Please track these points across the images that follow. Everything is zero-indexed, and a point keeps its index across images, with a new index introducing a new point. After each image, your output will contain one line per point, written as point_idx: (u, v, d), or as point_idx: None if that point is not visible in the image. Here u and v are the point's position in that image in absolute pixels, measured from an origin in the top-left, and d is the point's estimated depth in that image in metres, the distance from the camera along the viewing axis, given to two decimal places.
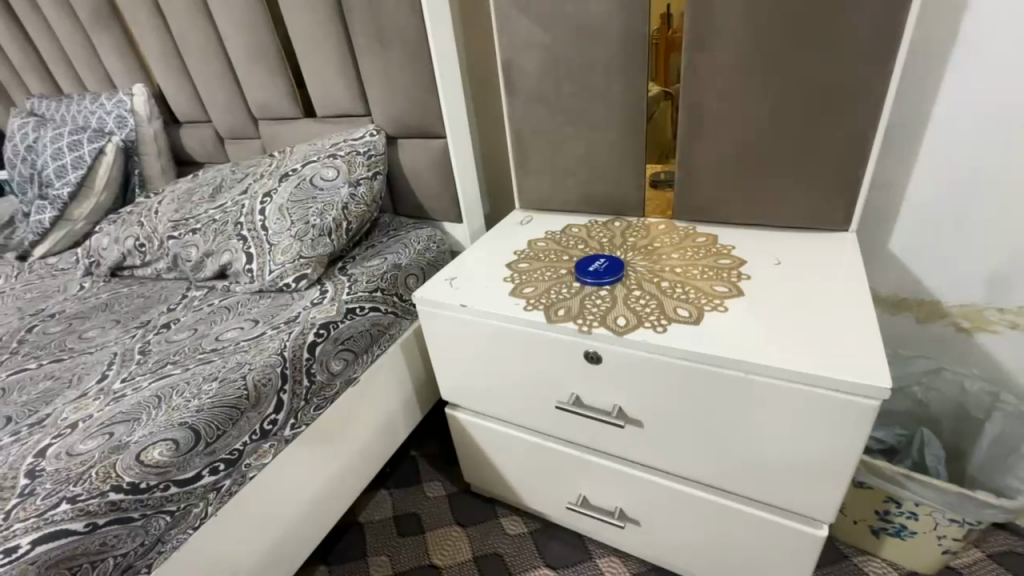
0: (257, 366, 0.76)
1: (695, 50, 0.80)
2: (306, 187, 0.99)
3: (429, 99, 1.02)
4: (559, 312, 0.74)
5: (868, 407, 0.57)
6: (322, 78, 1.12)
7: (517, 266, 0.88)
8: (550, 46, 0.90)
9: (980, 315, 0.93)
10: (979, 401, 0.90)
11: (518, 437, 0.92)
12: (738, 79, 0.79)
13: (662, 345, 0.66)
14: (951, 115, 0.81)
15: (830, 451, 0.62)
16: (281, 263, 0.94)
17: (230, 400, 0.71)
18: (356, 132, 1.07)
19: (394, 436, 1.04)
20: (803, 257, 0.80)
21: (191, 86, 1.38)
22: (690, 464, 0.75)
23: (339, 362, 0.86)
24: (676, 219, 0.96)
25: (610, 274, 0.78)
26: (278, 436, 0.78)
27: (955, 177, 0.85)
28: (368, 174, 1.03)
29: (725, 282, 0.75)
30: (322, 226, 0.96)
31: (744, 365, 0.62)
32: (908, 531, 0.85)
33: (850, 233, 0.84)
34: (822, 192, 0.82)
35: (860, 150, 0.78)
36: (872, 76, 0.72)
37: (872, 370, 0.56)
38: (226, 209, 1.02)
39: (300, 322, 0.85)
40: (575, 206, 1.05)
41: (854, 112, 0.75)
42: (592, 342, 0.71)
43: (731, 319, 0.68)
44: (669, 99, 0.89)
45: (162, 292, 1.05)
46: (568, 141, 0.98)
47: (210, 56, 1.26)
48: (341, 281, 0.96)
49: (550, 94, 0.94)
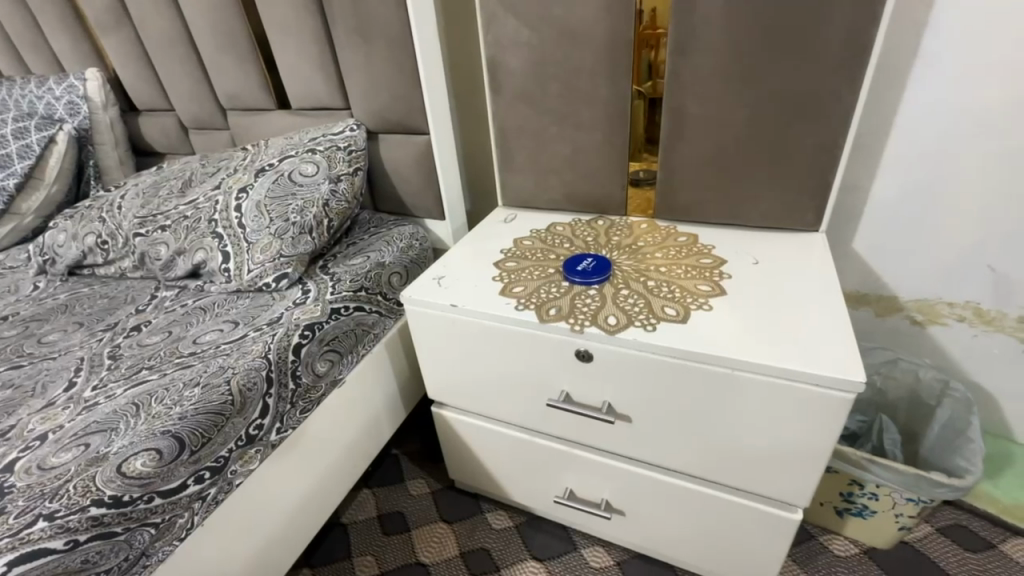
0: (241, 370, 0.74)
1: (677, 54, 0.82)
2: (285, 183, 0.96)
3: (412, 94, 1.00)
4: (551, 311, 0.75)
5: (843, 400, 0.61)
6: (298, 69, 1.08)
7: (505, 264, 0.89)
8: (536, 46, 0.90)
9: (933, 308, 1.00)
10: (931, 389, 0.96)
11: (506, 434, 0.93)
12: (718, 86, 0.82)
13: (653, 343, 0.68)
14: (910, 123, 0.87)
15: (807, 442, 0.66)
16: (260, 262, 0.91)
17: (215, 405, 0.69)
18: (336, 127, 1.05)
19: (379, 436, 1.04)
20: (780, 256, 0.84)
21: (152, 72, 1.31)
22: (676, 458, 0.78)
23: (324, 364, 0.85)
24: (658, 218, 0.98)
25: (598, 273, 0.80)
26: (264, 440, 0.76)
27: (913, 181, 0.91)
28: (349, 170, 1.02)
29: (708, 281, 0.78)
30: (303, 223, 0.94)
31: (729, 361, 0.64)
32: (869, 511, 0.92)
33: (821, 233, 0.89)
34: (795, 195, 0.86)
35: (832, 156, 0.82)
36: (845, 87, 0.76)
37: (848, 365, 0.60)
38: (198, 205, 0.97)
39: (284, 323, 0.83)
40: (558, 205, 1.06)
41: (827, 119, 0.79)
42: (583, 342, 0.73)
43: (715, 316, 0.71)
44: (641, 98, 0.95)
45: (129, 293, 1.00)
46: (553, 140, 0.99)
47: (175, 41, 1.20)
48: (323, 280, 0.94)
49: (536, 93, 0.95)
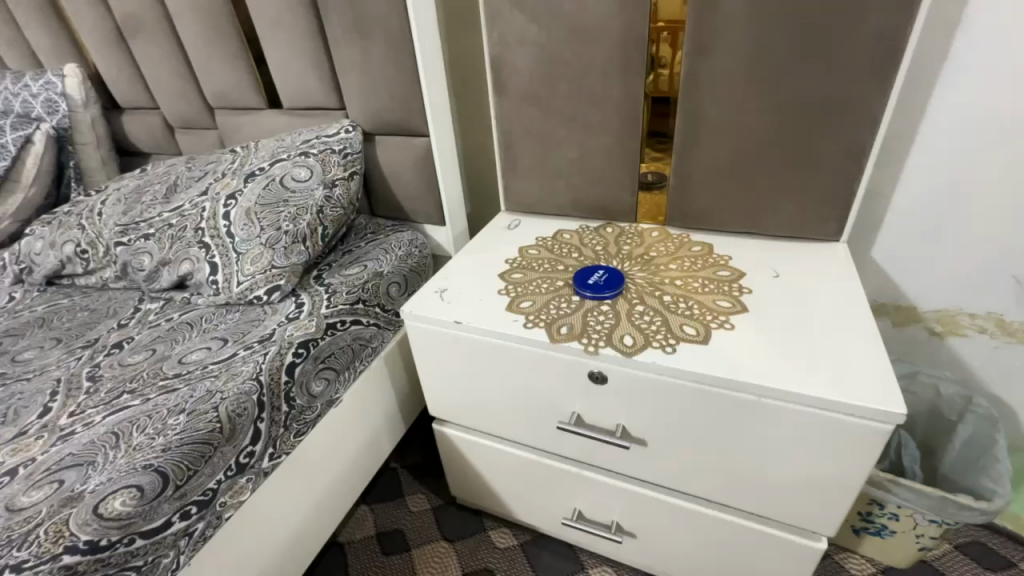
0: (230, 395, 0.69)
1: (695, 53, 0.77)
2: (276, 188, 0.90)
3: (412, 94, 0.95)
4: (562, 329, 0.71)
5: (879, 431, 0.57)
6: (289, 67, 1.02)
7: (511, 276, 0.84)
8: (544, 45, 0.85)
9: (953, 319, 0.96)
10: (952, 404, 0.93)
11: (511, 454, 0.89)
12: (737, 89, 0.77)
13: (674, 367, 0.63)
14: (937, 128, 0.82)
15: (836, 472, 0.62)
16: (250, 274, 0.86)
17: (201, 435, 0.64)
18: (330, 129, 0.99)
19: (377, 453, 0.99)
20: (800, 269, 0.80)
21: (135, 69, 1.24)
22: (693, 484, 0.73)
23: (319, 383, 0.80)
24: (669, 225, 0.94)
25: (610, 288, 0.75)
26: (256, 468, 0.71)
27: (939, 188, 0.87)
28: (345, 174, 0.96)
29: (727, 296, 0.74)
30: (296, 232, 0.88)
31: (756, 388, 0.60)
32: (888, 531, 0.88)
33: (842, 243, 0.85)
34: (817, 203, 0.82)
35: (857, 163, 0.77)
36: (874, 91, 0.72)
37: (886, 394, 0.56)
38: (184, 212, 0.91)
39: (276, 341, 0.78)
40: (565, 210, 1.01)
41: (855, 124, 0.74)
42: (597, 363, 0.68)
43: (737, 336, 0.66)
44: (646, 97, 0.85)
45: (111, 305, 0.94)
46: (560, 144, 0.94)
47: (159, 36, 1.13)
48: (318, 292, 0.89)
49: (542, 94, 0.89)
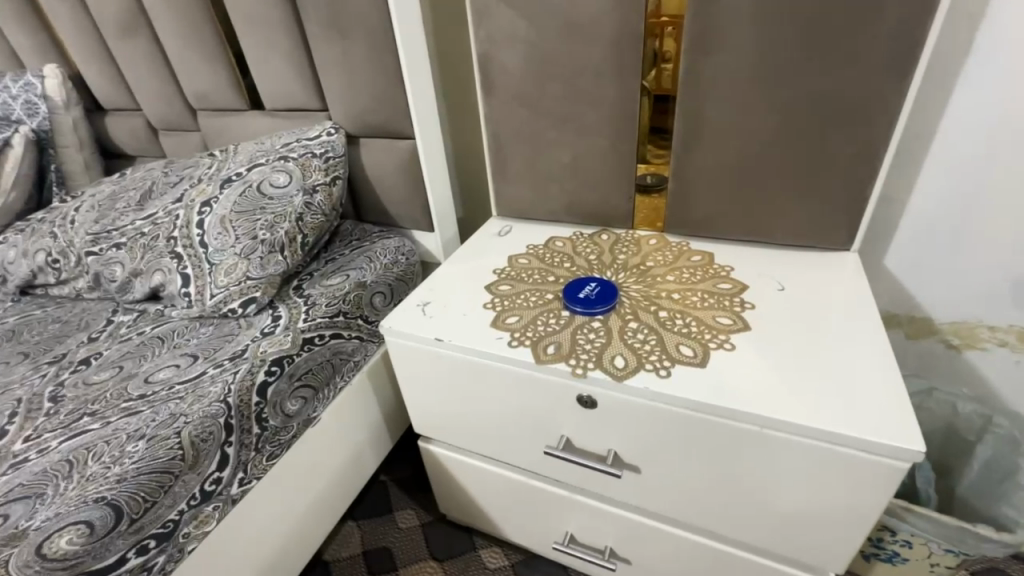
0: (194, 418, 0.65)
1: (695, 49, 0.71)
2: (253, 195, 0.86)
3: (395, 95, 0.90)
4: (549, 349, 0.66)
5: (893, 469, 0.52)
6: (268, 66, 0.97)
7: (498, 288, 0.79)
8: (533, 42, 0.79)
9: (971, 332, 0.90)
10: (970, 423, 0.86)
11: (500, 475, 0.84)
12: (740, 88, 0.72)
13: (667, 393, 0.58)
14: (956, 129, 0.76)
15: (847, 507, 0.57)
16: (224, 286, 0.82)
17: (160, 463, 0.60)
18: (311, 131, 0.95)
19: (361, 470, 0.95)
20: (807, 281, 0.74)
21: (116, 69, 1.21)
22: (691, 515, 0.68)
23: (295, 402, 0.76)
24: (668, 232, 0.89)
25: (602, 302, 0.70)
26: (224, 495, 0.67)
27: (957, 193, 0.81)
28: (326, 179, 0.92)
29: (727, 311, 0.69)
30: (273, 241, 0.84)
31: (757, 418, 0.55)
32: (900, 558, 0.81)
33: (853, 253, 0.79)
34: (825, 210, 0.76)
35: (870, 168, 0.72)
36: (889, 90, 0.66)
37: (901, 429, 0.51)
38: (157, 220, 0.87)
39: (248, 358, 0.74)
40: (558, 216, 0.96)
41: (868, 126, 0.69)
42: (586, 387, 0.63)
43: (737, 359, 0.61)
44: (647, 94, 0.81)
45: (84, 317, 0.91)
46: (551, 147, 0.88)
47: (138, 35, 1.09)
48: (296, 304, 0.85)
49: (533, 94, 0.84)
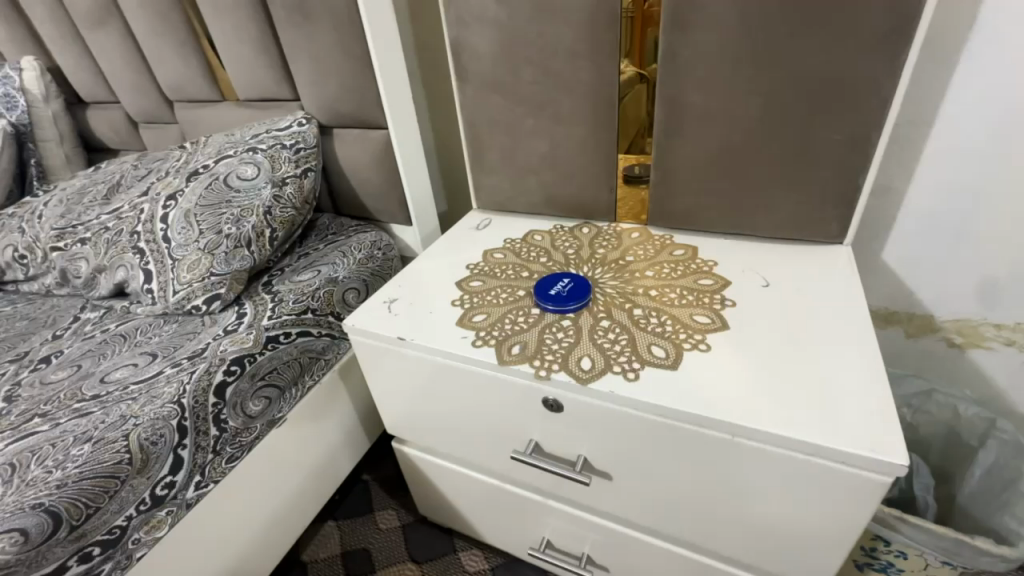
0: (144, 420, 0.63)
1: (674, 28, 0.66)
2: (219, 188, 0.83)
3: (365, 83, 0.86)
4: (513, 350, 0.62)
5: (875, 484, 0.47)
6: (238, 55, 0.94)
7: (469, 284, 0.76)
8: (504, 24, 0.75)
9: (975, 330, 0.85)
10: (972, 427, 0.81)
11: (473, 478, 0.81)
12: (722, 71, 0.67)
13: (635, 398, 0.54)
14: (959, 112, 0.71)
15: (826, 522, 0.53)
16: (186, 282, 0.79)
17: (105, 468, 0.58)
18: (282, 122, 0.92)
19: (336, 471, 0.93)
20: (794, 277, 0.70)
21: (93, 61, 1.19)
22: (666, 524, 0.64)
23: (258, 402, 0.74)
24: (651, 225, 0.84)
25: (574, 299, 0.66)
26: (178, 499, 0.65)
27: (959, 182, 0.75)
28: (296, 171, 0.88)
29: (706, 310, 0.64)
30: (239, 235, 0.81)
31: (729, 426, 0.51)
32: (895, 569, 0.76)
33: (846, 247, 0.74)
34: (815, 201, 0.71)
35: (861, 155, 0.67)
36: (882, 71, 0.61)
37: (885, 440, 0.47)
38: (122, 214, 0.85)
39: (207, 357, 0.71)
40: (538, 209, 0.92)
41: (858, 110, 0.64)
42: (552, 390, 0.59)
43: (714, 361, 0.57)
44: (645, 82, 0.74)
45: (51, 313, 0.89)
46: (528, 136, 0.84)
47: (111, 26, 1.07)
48: (263, 300, 0.82)
49: (506, 81, 0.80)
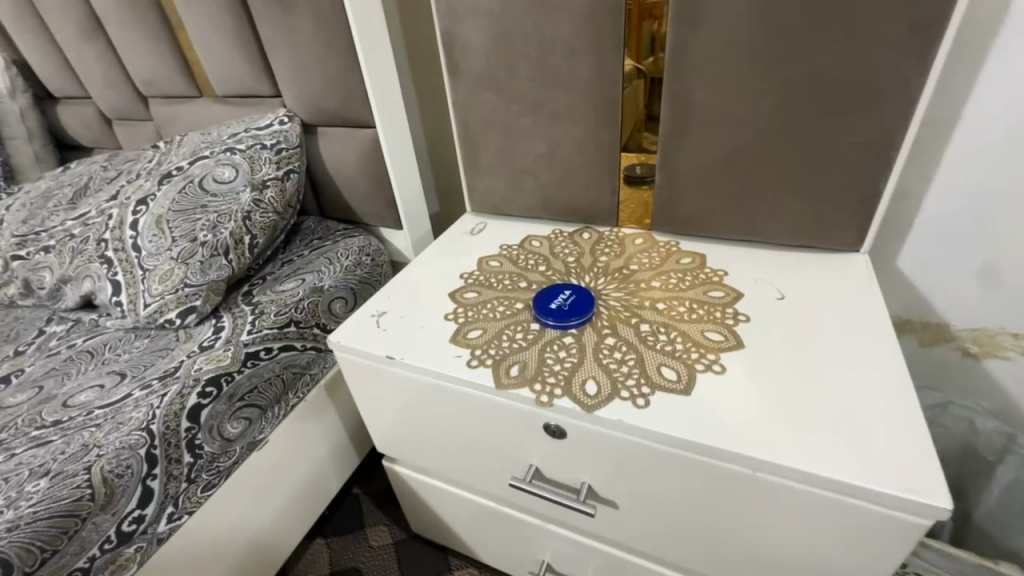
0: (109, 451, 0.57)
1: (683, 21, 0.61)
2: (193, 192, 0.77)
3: (350, 79, 0.81)
4: (512, 371, 0.57)
5: (912, 526, 0.43)
6: (213, 48, 0.88)
7: (464, 295, 0.71)
8: (498, 15, 0.70)
9: (991, 339, 0.81)
10: (991, 443, 0.77)
11: (469, 499, 0.77)
12: (736, 68, 0.62)
13: (646, 428, 0.50)
14: (984, 112, 0.66)
15: (853, 562, 0.49)
16: (158, 294, 0.73)
17: (63, 506, 0.53)
18: (262, 120, 0.86)
19: (324, 490, 0.88)
20: (811, 288, 0.65)
21: (60, 54, 1.11)
22: (675, 556, 0.60)
23: (236, 424, 0.68)
24: (655, 229, 0.79)
25: (576, 314, 0.62)
26: (148, 534, 0.60)
27: (981, 186, 0.71)
28: (278, 173, 0.82)
29: (718, 326, 0.60)
30: (216, 243, 0.75)
31: (749, 460, 0.47)
32: None
33: (864, 255, 0.70)
34: (833, 208, 0.67)
35: (885, 159, 0.62)
36: (911, 69, 0.56)
37: (924, 479, 0.43)
38: (88, 220, 0.79)
39: (179, 378, 0.66)
40: (535, 213, 0.87)
41: (883, 112, 0.59)
42: (554, 416, 0.55)
43: (730, 385, 0.53)
44: (643, 77, 0.70)
45: (15, 326, 0.83)
46: (525, 136, 0.79)
47: (78, 16, 1.00)
48: (242, 312, 0.77)
49: (501, 77, 0.75)
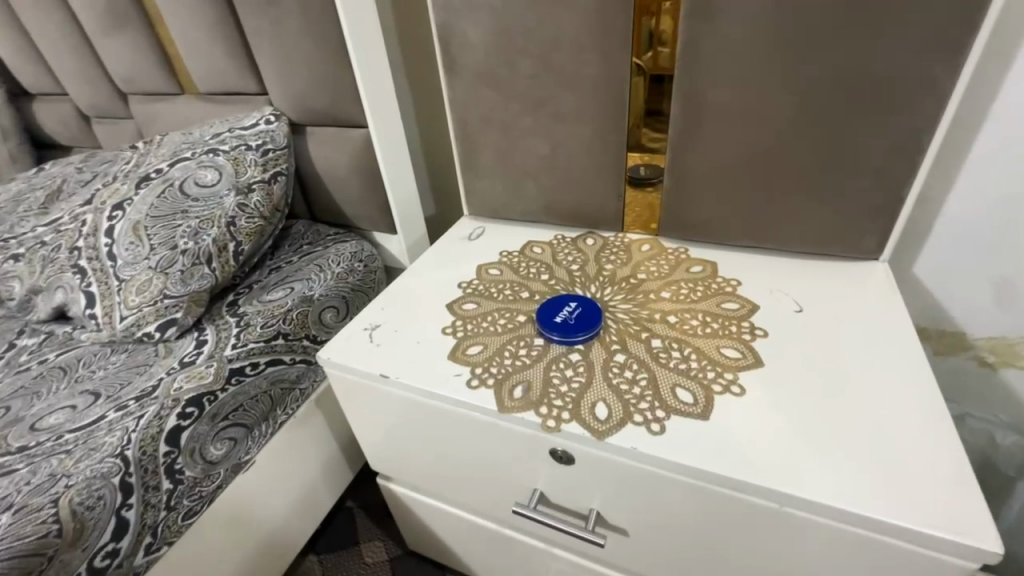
0: (79, 481, 0.53)
1: (698, 15, 0.57)
2: (173, 196, 0.72)
3: (341, 76, 0.76)
4: (516, 391, 0.54)
5: (954, 567, 0.40)
6: (195, 43, 0.83)
7: (462, 307, 0.66)
8: (497, 8, 0.65)
9: (1010, 349, 0.75)
10: (1010, 458, 0.76)
11: (469, 520, 0.73)
12: (754, 67, 0.58)
13: (663, 457, 0.46)
14: (1012, 113, 0.62)
15: None
16: (135, 306, 0.69)
17: (27, 545, 0.49)
18: (247, 119, 0.81)
19: (316, 508, 0.84)
20: (831, 299, 0.62)
21: (35, 48, 1.06)
22: None
23: (220, 446, 0.64)
24: (663, 235, 0.76)
25: (583, 329, 0.58)
26: (124, 569, 0.56)
27: (1006, 192, 0.66)
28: (264, 176, 0.78)
29: (734, 342, 0.56)
30: (197, 251, 0.71)
31: (775, 494, 0.43)
32: None
33: (883, 263, 0.67)
34: (853, 215, 0.63)
35: (910, 163, 0.58)
36: (942, 67, 0.52)
37: (969, 518, 0.40)
38: (61, 227, 0.74)
39: (157, 398, 0.62)
40: (537, 217, 0.83)
41: (910, 113, 0.55)
42: (561, 441, 0.51)
43: (751, 409, 0.49)
44: (642, 74, 0.66)
45: None
46: (526, 136, 0.75)
47: (51, 8, 0.95)
48: (226, 324, 0.72)
49: (501, 74, 0.70)
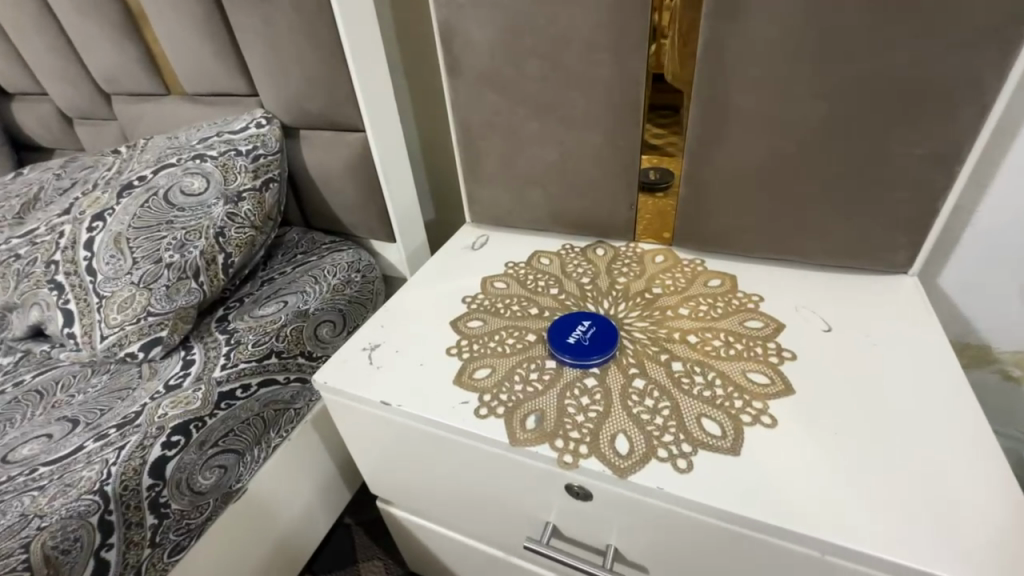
0: (52, 522, 0.49)
1: (723, 15, 0.53)
2: (157, 206, 0.68)
3: (335, 77, 0.71)
4: (528, 422, 0.50)
5: None
6: (180, 41, 0.78)
7: (467, 325, 0.62)
8: (504, 6, 0.61)
9: None
10: None
11: (474, 548, 0.69)
12: (782, 70, 0.54)
13: (690, 498, 0.43)
14: None
15: None
16: (116, 325, 0.65)
17: None
18: (236, 122, 0.76)
19: (313, 531, 0.80)
20: (861, 317, 0.58)
21: (12, 46, 1.00)
22: None
23: (210, 475, 0.60)
24: (677, 246, 0.72)
25: (598, 351, 0.54)
26: None
27: None
28: (255, 183, 0.73)
29: (761, 365, 0.52)
30: (184, 265, 0.66)
31: (813, 541, 0.40)
32: None
33: (912, 277, 0.63)
34: (882, 227, 0.60)
35: (947, 174, 0.54)
36: (987, 74, 0.48)
37: None
38: (36, 238, 0.70)
39: (140, 426, 0.57)
40: (543, 225, 0.78)
41: (950, 121, 0.51)
42: (577, 477, 0.48)
43: (784, 443, 0.46)
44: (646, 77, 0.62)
45: None
46: (532, 142, 0.71)
47: (27, 4, 0.89)
48: (216, 343, 0.68)
49: (507, 75, 0.66)
